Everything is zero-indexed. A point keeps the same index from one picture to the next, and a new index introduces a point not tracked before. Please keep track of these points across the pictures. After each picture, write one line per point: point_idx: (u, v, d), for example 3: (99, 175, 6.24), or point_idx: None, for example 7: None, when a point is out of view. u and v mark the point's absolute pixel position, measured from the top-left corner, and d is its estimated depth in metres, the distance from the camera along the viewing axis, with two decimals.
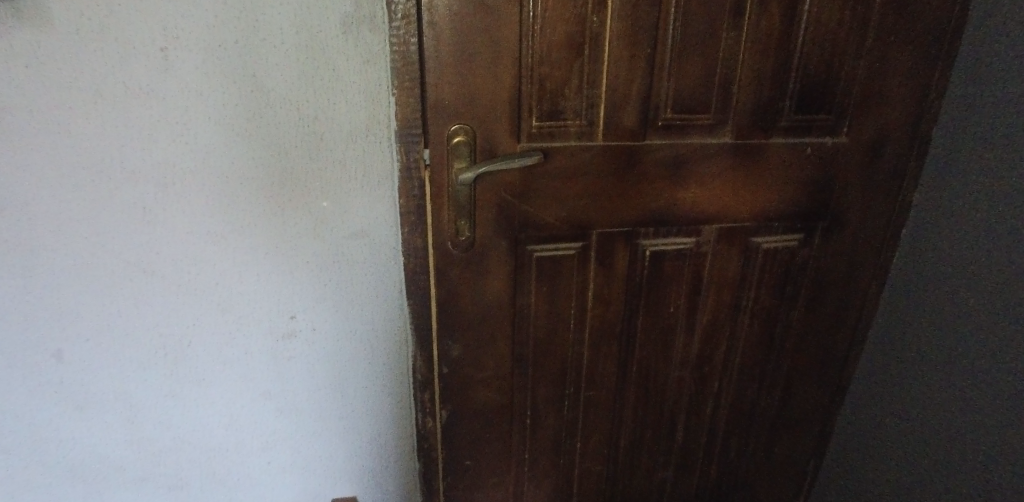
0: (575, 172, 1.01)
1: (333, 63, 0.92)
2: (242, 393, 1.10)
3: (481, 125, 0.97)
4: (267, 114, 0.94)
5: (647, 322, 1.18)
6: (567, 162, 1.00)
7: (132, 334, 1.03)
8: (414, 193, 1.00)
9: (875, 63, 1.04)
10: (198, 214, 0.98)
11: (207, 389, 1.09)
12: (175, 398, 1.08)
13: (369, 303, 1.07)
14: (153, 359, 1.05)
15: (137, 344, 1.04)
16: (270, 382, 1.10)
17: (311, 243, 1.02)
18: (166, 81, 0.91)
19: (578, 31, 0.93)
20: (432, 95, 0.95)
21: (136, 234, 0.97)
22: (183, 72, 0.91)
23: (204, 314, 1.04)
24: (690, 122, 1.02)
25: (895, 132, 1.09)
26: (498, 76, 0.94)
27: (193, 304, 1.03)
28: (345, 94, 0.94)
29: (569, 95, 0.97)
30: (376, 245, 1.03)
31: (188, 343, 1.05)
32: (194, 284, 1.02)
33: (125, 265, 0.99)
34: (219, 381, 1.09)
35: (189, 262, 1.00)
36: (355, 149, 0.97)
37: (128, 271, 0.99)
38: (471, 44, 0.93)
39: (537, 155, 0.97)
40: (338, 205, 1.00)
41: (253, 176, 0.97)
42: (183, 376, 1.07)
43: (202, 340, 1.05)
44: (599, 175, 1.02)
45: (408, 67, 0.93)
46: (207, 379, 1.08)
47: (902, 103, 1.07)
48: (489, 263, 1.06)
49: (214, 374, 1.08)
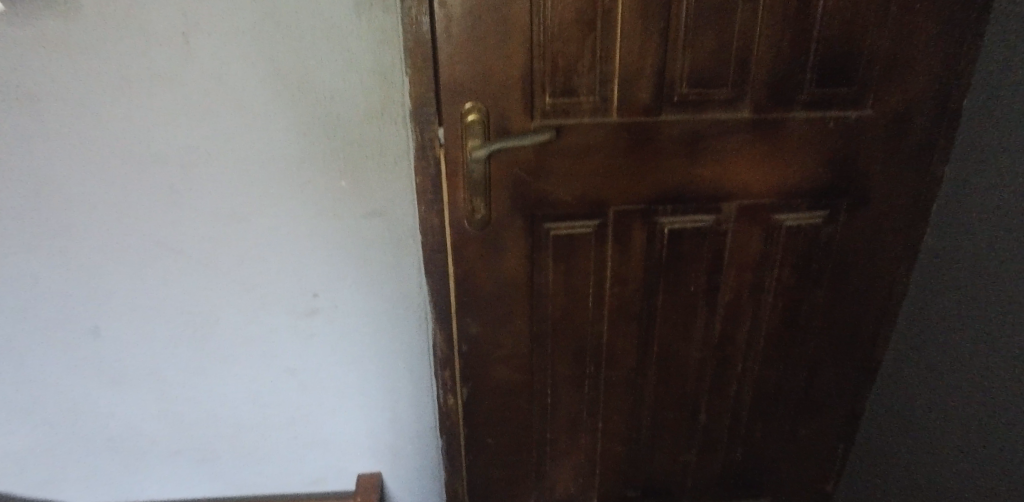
0: (589, 149, 1.00)
1: (346, 44, 0.94)
2: (267, 370, 1.14)
3: (494, 104, 0.95)
4: (284, 96, 0.96)
5: (667, 300, 1.18)
6: (582, 140, 0.99)
7: (162, 312, 1.07)
8: (429, 173, 1.00)
9: (902, 34, 1.00)
10: (221, 195, 1.01)
11: (236, 366, 1.13)
12: (203, 374, 1.13)
13: (389, 281, 1.10)
14: (182, 336, 1.10)
15: (168, 322, 1.08)
16: (295, 358, 1.14)
17: (331, 221, 1.04)
18: (188, 65, 0.94)
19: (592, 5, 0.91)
20: (444, 75, 0.93)
21: (165, 215, 1.01)
22: (205, 55, 0.93)
23: (230, 292, 1.08)
24: (707, 97, 0.99)
25: (924, 105, 1.05)
26: (510, 55, 0.93)
27: (219, 283, 1.07)
28: (360, 73, 0.96)
29: (583, 72, 0.95)
30: (393, 224, 1.06)
31: (216, 321, 1.09)
32: (219, 264, 1.05)
33: (154, 245, 1.03)
34: (246, 359, 1.13)
35: (215, 242, 1.04)
36: (371, 129, 0.99)
37: (157, 251, 1.03)
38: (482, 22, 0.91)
39: (549, 133, 0.96)
40: (355, 186, 1.02)
41: (275, 157, 1.00)
42: (211, 353, 1.11)
43: (228, 317, 1.09)
44: (615, 152, 1.01)
45: (420, 47, 0.92)
46: (234, 357, 1.12)
47: (932, 75, 1.03)
48: (506, 243, 1.07)
49: (242, 351, 1.12)
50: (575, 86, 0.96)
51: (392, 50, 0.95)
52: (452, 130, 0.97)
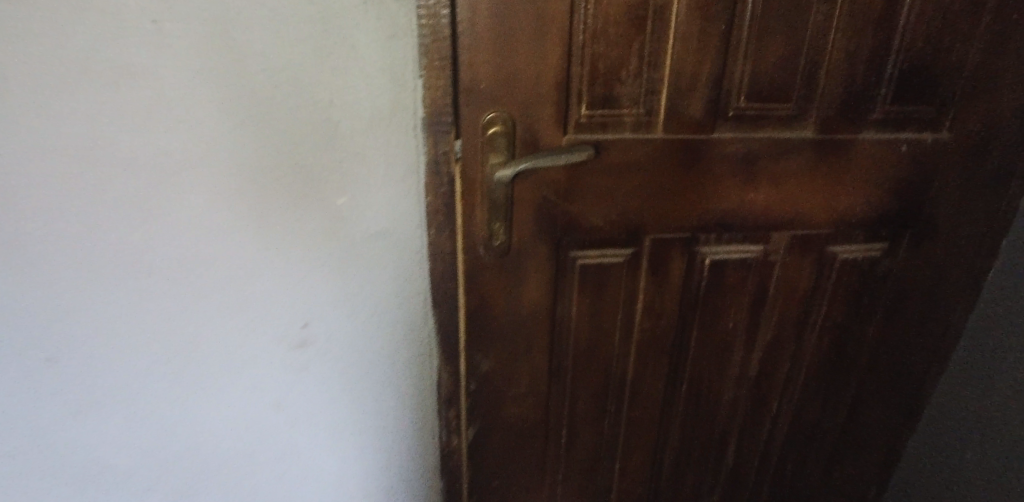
0: (630, 168, 0.86)
1: (354, 37, 0.73)
2: (238, 453, 0.87)
3: (521, 114, 0.81)
4: (264, 100, 0.72)
5: (702, 336, 1.04)
6: (622, 158, 0.85)
7: (50, 392, 0.73)
8: (441, 191, 0.86)
9: (994, 45, 0.86)
10: (163, 227, 0.72)
11: (178, 451, 0.83)
12: (130, 468, 0.80)
13: (398, 323, 0.92)
14: (83, 420, 0.76)
15: (61, 404, 0.74)
16: (277, 431, 0.89)
17: (331, 262, 0.83)
18: (108, 43, 0.64)
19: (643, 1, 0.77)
20: (465, 78, 0.79)
21: (58, 254, 0.69)
22: (129, 26, 0.64)
23: (174, 357, 0.78)
24: (766, 112, 0.86)
25: (1009, 127, 0.91)
26: (544, 58, 0.78)
27: (154, 342, 0.77)
28: (367, 75, 0.75)
29: (627, 79, 0.81)
30: (405, 255, 0.88)
31: (148, 393, 0.78)
32: (158, 317, 0.76)
33: (39, 298, 0.69)
34: (192, 440, 0.83)
35: (148, 290, 0.74)
36: (380, 143, 0.80)
37: (44, 306, 0.70)
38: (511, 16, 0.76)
39: (585, 150, 0.82)
40: (360, 211, 0.82)
41: (251, 181, 0.75)
42: (142, 437, 0.80)
43: (134, 379, 0.77)
44: (658, 173, 0.87)
45: (438, 44, 0.78)
46: (177, 437, 0.82)
47: (1023, 93, 0.89)
48: (527, 271, 0.93)
49: (191, 432, 0.83)
50: (617, 95, 0.82)
51: (406, 45, 0.76)
52: (471, 141, 0.83)
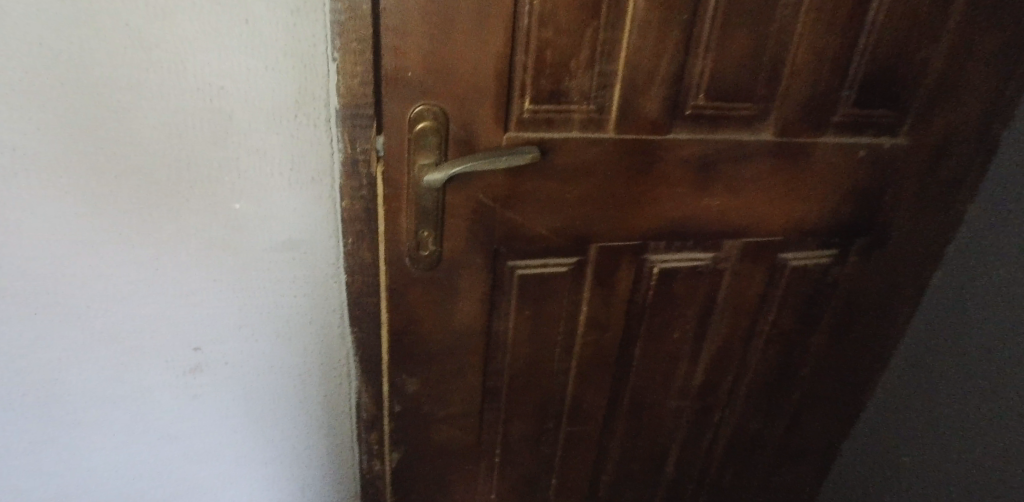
0: (577, 172, 0.76)
1: (248, 11, 0.62)
2: (139, 436, 0.85)
3: (456, 108, 0.69)
4: (144, 80, 0.64)
5: (647, 349, 0.97)
6: (569, 161, 0.75)
7: None
8: (360, 195, 0.73)
9: (959, 50, 0.82)
10: (65, 219, 0.70)
11: (93, 434, 0.83)
12: (50, 441, 0.82)
13: (302, 330, 0.83)
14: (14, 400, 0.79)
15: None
16: (179, 422, 0.86)
17: (223, 256, 0.76)
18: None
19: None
20: (387, 65, 0.66)
21: None
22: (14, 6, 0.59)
23: (86, 345, 0.78)
24: (726, 112, 0.78)
25: (965, 136, 0.89)
26: (483, 43, 0.66)
27: (65, 331, 0.76)
28: (264, 57, 0.64)
29: (577, 71, 0.70)
30: (308, 261, 0.78)
31: (68, 379, 0.79)
32: (65, 307, 0.74)
33: None
34: (108, 425, 0.83)
35: (60, 281, 0.73)
36: (281, 134, 0.68)
37: None
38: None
39: (530, 153, 0.70)
40: (255, 208, 0.73)
41: (135, 160, 0.68)
42: (60, 418, 0.81)
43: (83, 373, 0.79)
44: (609, 177, 0.78)
45: (356, 22, 0.63)
46: (89, 420, 0.82)
47: (980, 102, 0.86)
48: (460, 284, 0.82)
49: (103, 417, 0.83)
50: (566, 89, 0.71)
51: (313, 24, 0.63)
52: (396, 142, 0.70)
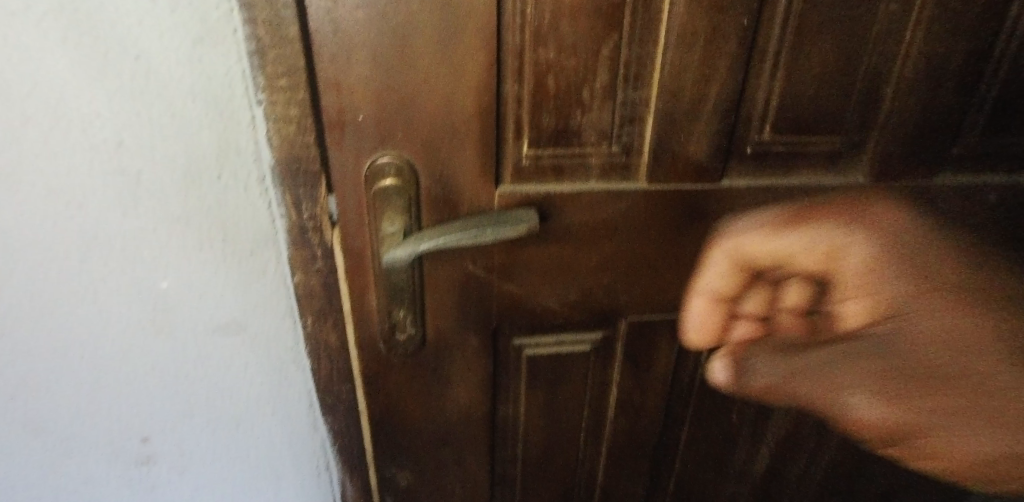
0: (596, 233, 0.58)
1: (134, 45, 0.46)
2: None
3: (427, 160, 0.52)
4: (19, 136, 0.49)
5: (698, 433, 0.77)
6: (587, 220, 0.57)
7: None
8: (314, 267, 0.57)
9: None
10: None
11: None
12: None
13: (264, 419, 0.68)
14: None
15: None
16: None
17: (155, 341, 0.61)
18: None
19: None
20: (329, 106, 0.49)
21: None
22: None
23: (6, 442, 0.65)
24: (802, 148, 0.57)
25: None
26: (457, 74, 0.49)
27: None
28: (168, 103, 0.48)
29: (592, 104, 0.51)
30: (261, 344, 0.62)
31: None
32: None
33: None
34: None
35: None
36: (205, 197, 0.53)
37: None
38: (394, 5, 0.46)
39: (526, 223, 0.52)
40: (186, 286, 0.57)
41: (28, 237, 0.54)
42: None
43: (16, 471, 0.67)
44: (641, 238, 0.59)
45: (281, 52, 0.47)
46: None
47: None
48: (451, 368, 0.65)
49: None
50: (578, 128, 0.52)
51: (224, 57, 0.47)
52: (352, 203, 0.53)
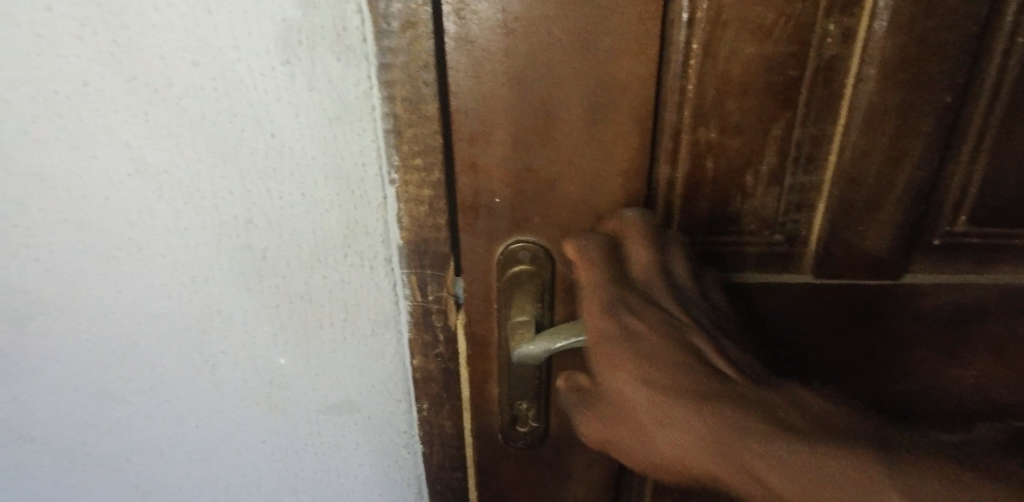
0: (748, 330, 0.51)
1: (270, 126, 0.44)
2: None
3: (565, 243, 0.48)
4: (156, 210, 0.49)
5: None
6: (744, 314, 0.50)
7: None
8: (435, 351, 0.53)
9: None
10: (88, 367, 0.57)
11: None
12: None
13: None
14: None
15: None
16: None
17: (266, 417, 0.59)
18: None
19: (794, 55, 0.42)
20: (465, 187, 0.46)
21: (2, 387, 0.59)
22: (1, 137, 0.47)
23: (121, 499, 0.65)
24: (1002, 240, 0.49)
25: None
26: (606, 153, 0.45)
27: (100, 484, 0.64)
28: (300, 181, 0.46)
29: (756, 188, 0.46)
30: (373, 426, 0.59)
31: None
32: (98, 459, 0.62)
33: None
34: None
35: (91, 432, 0.61)
36: (329, 276, 0.50)
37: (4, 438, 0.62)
38: (545, 84, 0.42)
39: None
40: (303, 364, 0.55)
41: (158, 306, 0.53)
42: None
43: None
44: (807, 337, 0.52)
45: (418, 131, 0.44)
46: None
47: None
48: (573, 467, 0.59)
49: None
50: (738, 213, 0.47)
51: (359, 136, 0.44)
52: (481, 285, 0.50)
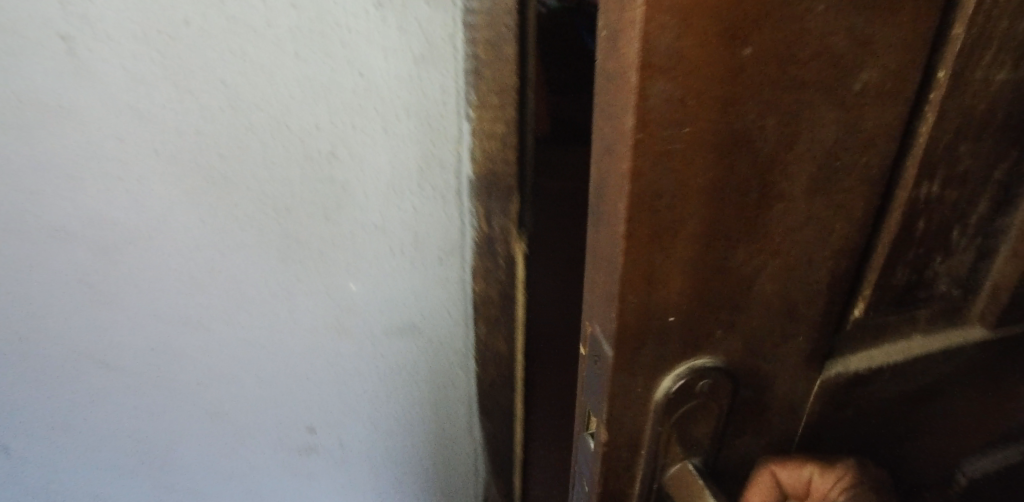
0: (918, 392, 0.50)
1: (361, 65, 0.49)
2: None
3: (756, 333, 0.42)
4: (246, 145, 0.53)
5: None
6: (893, 390, 0.48)
7: (99, 434, 0.71)
8: (496, 278, 0.58)
9: None
10: (168, 296, 0.62)
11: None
12: None
13: (424, 417, 0.71)
14: (133, 461, 0.73)
15: (110, 444, 0.72)
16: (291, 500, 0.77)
17: (335, 338, 0.64)
18: (80, 85, 0.51)
19: (1008, 81, 0.37)
20: (628, 311, 0.38)
21: (83, 316, 0.63)
22: (103, 74, 0.51)
23: (192, 419, 0.70)
24: None
25: None
26: (824, 230, 0.39)
27: (172, 406, 0.69)
28: (384, 116, 0.51)
29: (957, 247, 0.44)
30: (432, 346, 0.64)
31: (175, 448, 0.72)
32: (172, 382, 0.67)
33: (78, 356, 0.66)
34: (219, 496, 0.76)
35: (167, 357, 0.65)
36: (403, 207, 0.55)
37: (84, 364, 0.66)
38: (767, 163, 0.35)
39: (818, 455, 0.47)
40: (372, 289, 0.60)
41: (240, 234, 0.58)
42: (173, 487, 0.75)
43: (194, 446, 0.72)
44: (942, 391, 0.51)
45: (495, 71, 0.48)
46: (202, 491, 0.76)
47: None
48: None
49: (211, 489, 0.75)
50: (934, 275, 0.44)
51: (442, 76, 0.49)
52: (637, 400, 0.42)
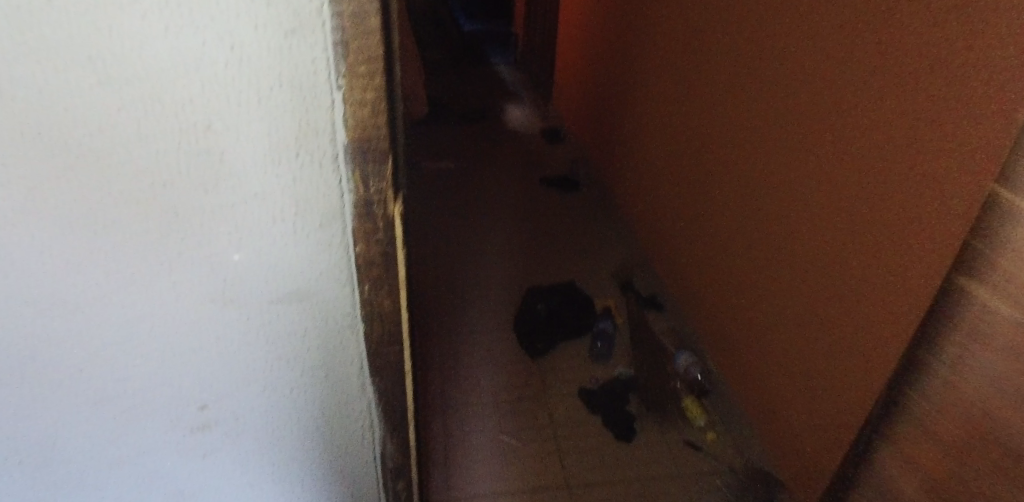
0: None
1: (232, 39, 0.51)
2: (143, 493, 0.77)
3: None
4: (119, 121, 0.54)
5: None
6: None
7: None
8: (376, 238, 0.63)
9: None
10: (42, 281, 0.61)
11: (98, 491, 0.76)
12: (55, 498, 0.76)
13: (316, 383, 0.74)
14: (16, 455, 0.72)
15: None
16: (186, 480, 0.78)
17: (222, 310, 0.66)
18: None
19: None
20: None
21: None
22: None
23: (78, 406, 0.69)
24: None
25: None
26: None
27: (54, 394, 0.68)
28: (257, 88, 0.54)
29: None
30: (320, 310, 0.68)
31: (61, 437, 0.71)
32: (53, 370, 0.66)
33: None
34: (111, 484, 0.76)
35: (45, 344, 0.64)
36: (282, 175, 0.58)
37: None
38: None
39: None
40: (256, 258, 0.63)
41: (117, 213, 0.58)
42: (62, 476, 0.74)
43: (77, 436, 0.71)
44: None
45: (362, 43, 0.53)
46: (93, 480, 0.75)
47: None
48: None
49: (102, 476, 0.75)
50: None
51: (311, 48, 0.52)
52: None
